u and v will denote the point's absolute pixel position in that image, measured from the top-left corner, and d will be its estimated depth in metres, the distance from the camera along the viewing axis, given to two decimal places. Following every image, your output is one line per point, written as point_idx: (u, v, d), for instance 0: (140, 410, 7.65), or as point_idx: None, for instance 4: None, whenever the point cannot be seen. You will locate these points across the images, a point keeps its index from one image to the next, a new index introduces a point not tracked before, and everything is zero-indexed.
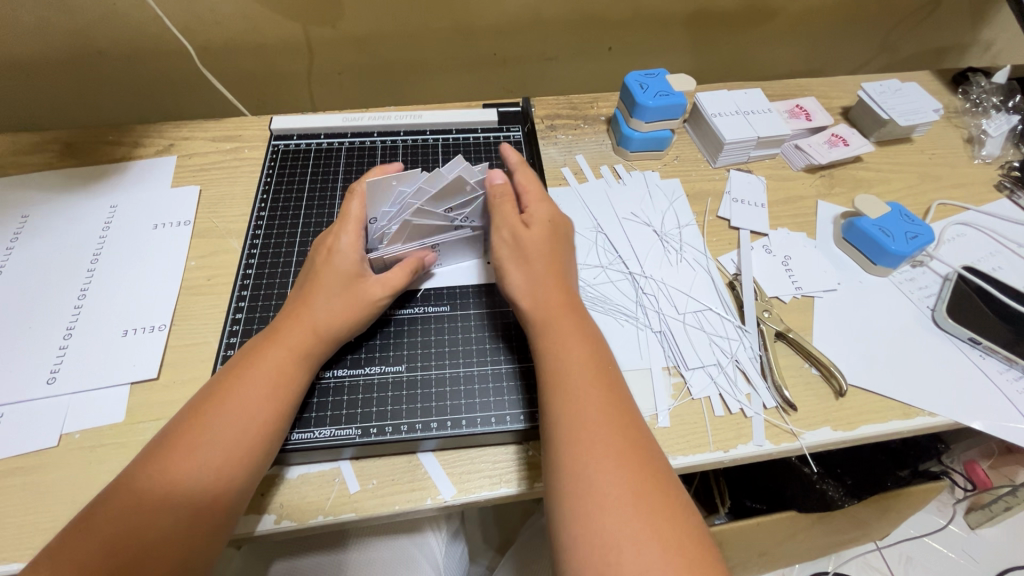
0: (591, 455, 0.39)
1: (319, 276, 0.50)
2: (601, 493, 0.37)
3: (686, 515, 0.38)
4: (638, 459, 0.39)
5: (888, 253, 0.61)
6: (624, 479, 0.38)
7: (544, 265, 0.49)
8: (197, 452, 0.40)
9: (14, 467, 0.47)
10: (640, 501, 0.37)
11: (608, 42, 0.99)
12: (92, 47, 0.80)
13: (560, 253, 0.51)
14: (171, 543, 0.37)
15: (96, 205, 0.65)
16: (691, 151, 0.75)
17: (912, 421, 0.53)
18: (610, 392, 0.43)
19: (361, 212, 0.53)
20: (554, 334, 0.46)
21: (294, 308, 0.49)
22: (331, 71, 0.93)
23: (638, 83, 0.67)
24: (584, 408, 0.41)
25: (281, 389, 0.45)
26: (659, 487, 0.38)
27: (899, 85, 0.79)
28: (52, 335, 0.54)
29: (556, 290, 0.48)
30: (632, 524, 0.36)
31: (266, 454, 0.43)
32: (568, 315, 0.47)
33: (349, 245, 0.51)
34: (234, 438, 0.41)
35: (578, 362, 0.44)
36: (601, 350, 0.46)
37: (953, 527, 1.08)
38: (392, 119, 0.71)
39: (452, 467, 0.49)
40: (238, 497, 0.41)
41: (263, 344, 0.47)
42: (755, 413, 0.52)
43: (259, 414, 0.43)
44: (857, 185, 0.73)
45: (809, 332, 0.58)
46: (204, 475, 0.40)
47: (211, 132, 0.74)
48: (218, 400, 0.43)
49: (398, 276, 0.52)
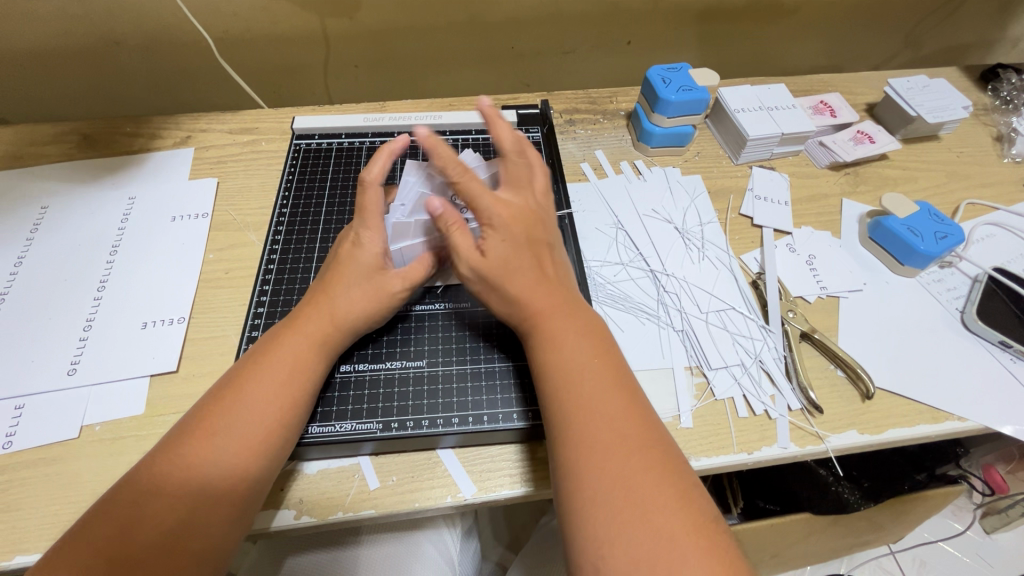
0: (590, 454, 0.37)
1: (339, 268, 0.49)
2: (599, 493, 0.36)
3: (696, 508, 0.35)
4: (643, 452, 0.37)
5: (916, 253, 0.60)
6: (626, 476, 0.36)
7: (514, 277, 0.45)
8: (214, 438, 0.40)
9: (36, 458, 0.47)
10: (644, 496, 0.35)
11: (627, 36, 0.97)
12: (110, 39, 0.80)
13: (529, 259, 0.46)
14: (185, 531, 0.37)
15: (115, 197, 0.65)
16: (713, 147, 0.73)
17: (940, 425, 0.52)
18: (611, 385, 0.41)
19: (379, 205, 0.50)
20: (545, 333, 0.43)
21: (314, 298, 0.48)
22: (347, 63, 0.92)
23: (660, 77, 0.66)
24: (580, 407, 0.40)
25: (297, 378, 0.44)
26: (665, 480, 0.36)
27: (927, 81, 0.77)
28: (72, 326, 0.54)
29: (545, 284, 0.45)
30: (634, 523, 0.34)
31: (284, 441, 0.43)
32: (562, 313, 0.44)
33: (371, 239, 0.50)
34: (251, 424, 0.41)
35: (573, 359, 0.42)
36: (601, 341, 0.43)
37: (970, 533, 1.07)
38: (412, 119, 0.70)
39: (473, 464, 0.48)
40: (256, 484, 0.41)
41: (279, 336, 0.46)
42: (780, 415, 0.51)
43: (269, 411, 0.42)
44: (883, 183, 0.71)
45: (835, 333, 0.57)
46: (221, 463, 0.39)
47: (229, 124, 0.73)
48: (232, 390, 0.42)
49: (418, 270, 0.50)
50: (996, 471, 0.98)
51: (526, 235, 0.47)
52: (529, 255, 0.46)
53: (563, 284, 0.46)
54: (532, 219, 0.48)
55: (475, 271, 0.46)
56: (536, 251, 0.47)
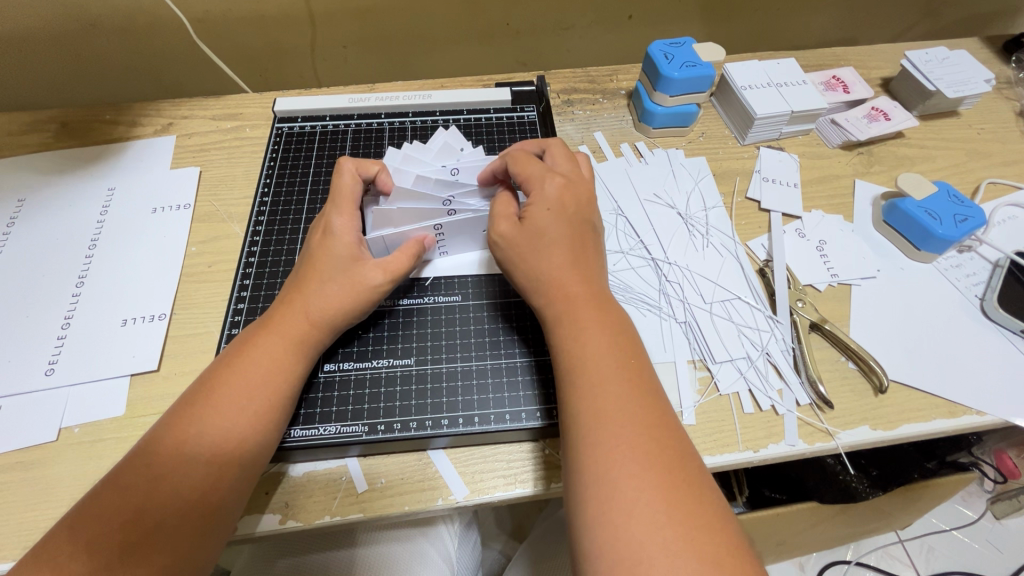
0: (618, 454, 0.34)
1: (314, 262, 0.46)
2: (626, 497, 0.33)
3: (722, 525, 0.32)
4: (671, 459, 0.34)
5: (934, 238, 0.56)
6: (655, 486, 0.33)
7: (547, 255, 0.43)
8: (186, 447, 0.38)
9: (13, 461, 0.45)
10: (673, 508, 0.32)
11: (628, 10, 0.93)
12: (84, 21, 0.77)
13: (566, 240, 0.44)
14: (166, 535, 0.35)
15: (94, 188, 0.62)
16: (718, 127, 0.70)
17: (957, 420, 0.49)
18: (640, 386, 0.38)
19: (354, 191, 0.49)
20: (574, 321, 0.41)
21: (290, 294, 0.46)
22: (336, 44, 0.89)
23: (662, 53, 0.62)
24: (611, 404, 0.36)
25: (275, 378, 0.42)
26: (693, 494, 0.33)
27: (947, 53, 0.72)
28: (50, 325, 0.53)
29: (574, 274, 0.43)
30: (664, 535, 0.31)
31: (262, 444, 0.41)
32: (585, 304, 0.41)
33: (341, 228, 0.48)
34: (224, 430, 0.39)
35: (602, 355, 0.39)
36: (628, 339, 0.40)
37: (983, 521, 1.04)
38: (400, 99, 0.67)
39: (464, 466, 0.46)
40: (231, 493, 0.39)
41: (257, 333, 0.44)
42: (788, 410, 0.49)
43: (250, 413, 0.40)
44: (898, 163, 0.68)
45: (846, 323, 0.54)
46: (195, 468, 0.37)
47: (211, 110, 0.70)
48: (207, 391, 0.40)
49: (399, 261, 0.48)
50: (1008, 457, 0.93)
51: (574, 216, 0.45)
52: (571, 233, 0.44)
53: (591, 276, 0.43)
54: (581, 198, 0.47)
55: (508, 238, 0.45)
56: (581, 234, 0.45)
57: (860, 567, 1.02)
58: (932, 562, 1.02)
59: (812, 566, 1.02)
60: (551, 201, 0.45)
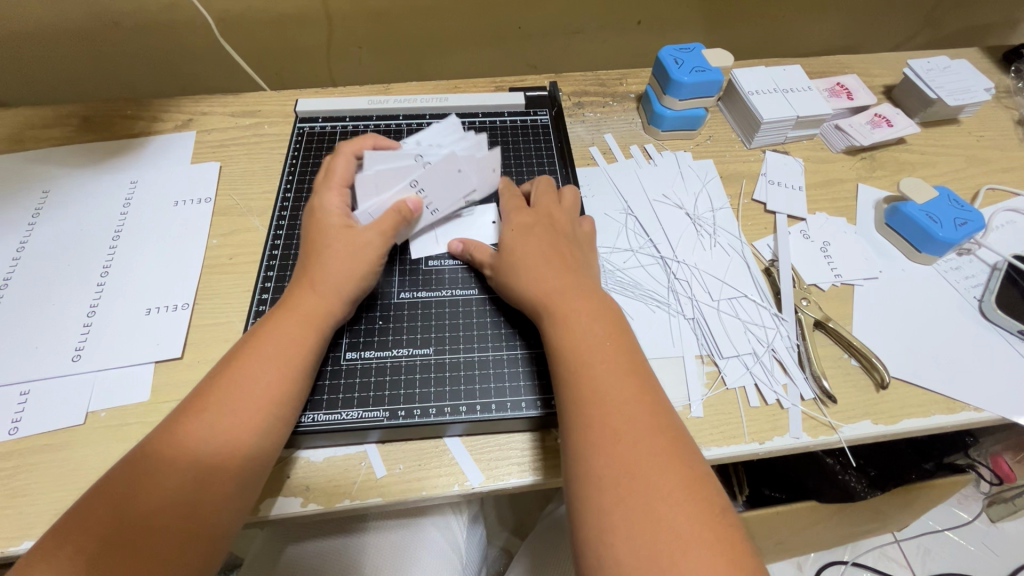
0: (587, 433, 0.37)
1: (319, 236, 0.49)
2: (598, 470, 0.35)
3: (697, 501, 0.34)
4: (652, 437, 0.36)
5: (934, 240, 0.58)
6: (627, 464, 0.35)
7: (526, 262, 0.47)
8: (205, 413, 0.39)
9: (41, 444, 0.47)
10: (642, 484, 0.34)
11: (637, 16, 0.95)
12: (107, 18, 0.79)
13: (541, 249, 0.48)
14: (185, 497, 0.36)
15: (116, 181, 0.64)
16: (726, 131, 0.72)
17: (956, 415, 0.51)
18: (623, 368, 0.40)
19: (344, 171, 0.53)
20: (558, 311, 0.43)
21: (304, 271, 0.48)
22: (351, 44, 0.90)
23: (672, 58, 0.64)
24: (589, 388, 0.39)
25: (286, 347, 0.44)
26: (667, 471, 0.35)
27: (948, 62, 0.74)
28: (76, 312, 0.54)
29: (553, 272, 0.46)
30: (626, 508, 0.33)
31: (277, 414, 0.42)
32: (571, 295, 0.44)
33: (332, 202, 0.51)
34: (239, 398, 0.40)
35: (584, 340, 0.41)
36: (616, 326, 0.43)
37: (977, 523, 1.06)
38: (418, 102, 0.69)
39: (480, 453, 0.48)
40: (247, 461, 0.39)
41: (278, 310, 0.46)
42: (793, 404, 0.50)
43: (264, 379, 0.42)
44: (899, 168, 0.69)
45: (849, 322, 0.56)
46: (212, 436, 0.39)
47: (231, 107, 0.72)
48: (230, 364, 0.43)
49: (388, 218, 0.50)
50: (1005, 460, 0.95)
51: (539, 225, 0.50)
52: (544, 243, 0.48)
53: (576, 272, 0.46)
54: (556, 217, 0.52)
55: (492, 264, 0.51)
56: (554, 240, 0.49)
57: (857, 568, 1.03)
58: (928, 563, 1.03)
59: (810, 567, 1.03)
60: (513, 219, 0.52)
